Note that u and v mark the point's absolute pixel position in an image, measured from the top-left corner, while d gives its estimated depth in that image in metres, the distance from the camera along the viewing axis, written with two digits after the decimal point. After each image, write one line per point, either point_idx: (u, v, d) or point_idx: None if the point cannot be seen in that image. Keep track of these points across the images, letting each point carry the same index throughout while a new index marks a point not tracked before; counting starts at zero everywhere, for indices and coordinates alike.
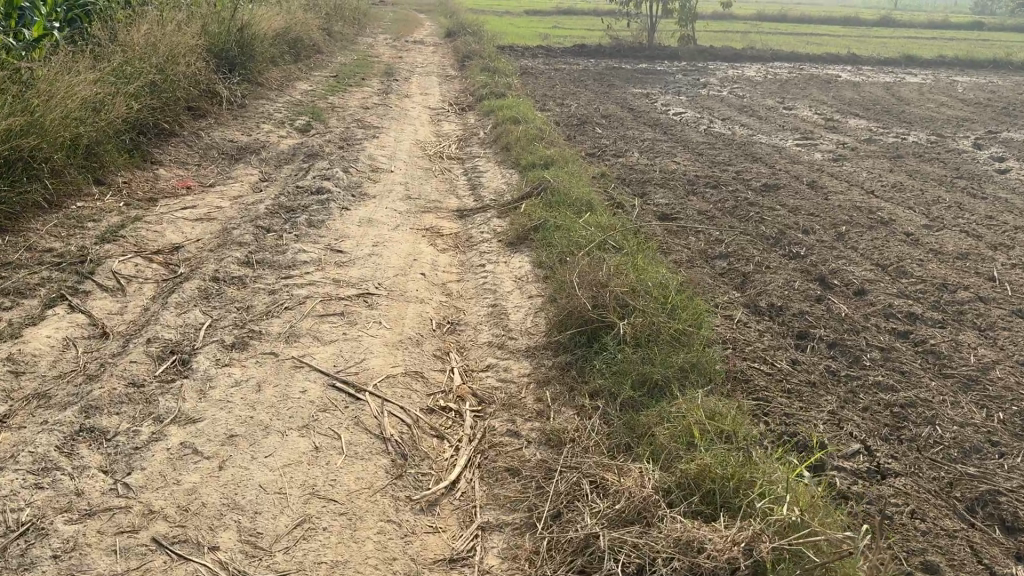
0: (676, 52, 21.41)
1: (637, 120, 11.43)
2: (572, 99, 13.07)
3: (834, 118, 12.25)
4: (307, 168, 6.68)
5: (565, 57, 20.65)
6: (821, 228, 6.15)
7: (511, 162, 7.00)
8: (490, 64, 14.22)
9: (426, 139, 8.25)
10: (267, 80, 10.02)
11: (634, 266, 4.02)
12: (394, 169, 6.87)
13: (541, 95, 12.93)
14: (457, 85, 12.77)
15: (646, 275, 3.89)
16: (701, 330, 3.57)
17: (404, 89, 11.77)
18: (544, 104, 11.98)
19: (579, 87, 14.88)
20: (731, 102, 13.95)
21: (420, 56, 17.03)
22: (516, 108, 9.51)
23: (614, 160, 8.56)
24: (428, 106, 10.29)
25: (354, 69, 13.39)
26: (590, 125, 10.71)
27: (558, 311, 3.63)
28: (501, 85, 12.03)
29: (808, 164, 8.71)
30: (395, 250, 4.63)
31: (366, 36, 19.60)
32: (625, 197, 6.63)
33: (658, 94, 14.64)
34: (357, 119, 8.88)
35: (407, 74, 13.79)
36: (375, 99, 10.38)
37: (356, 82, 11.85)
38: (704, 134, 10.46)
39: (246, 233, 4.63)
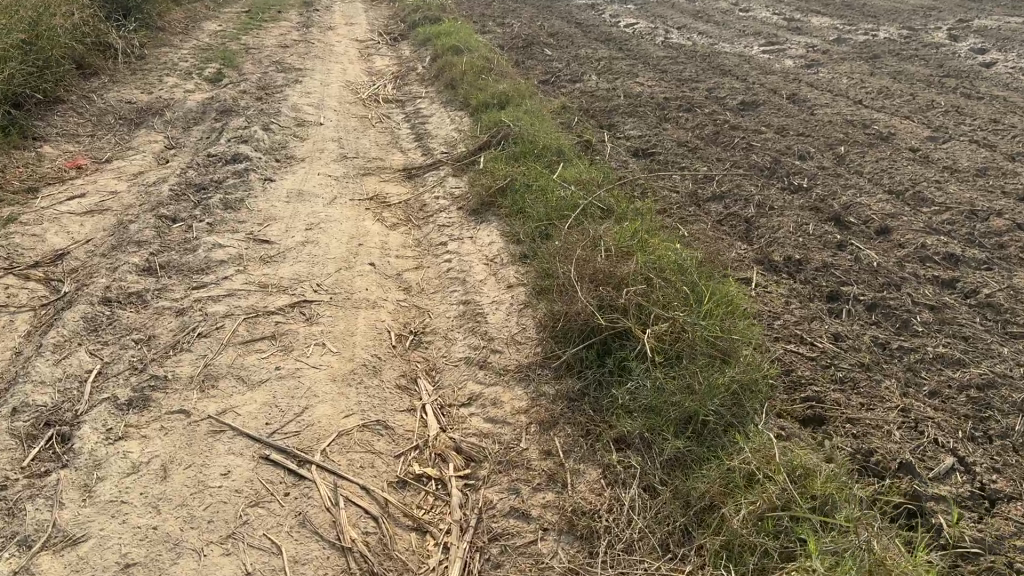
0: None
1: (587, 36, 10.48)
2: (513, 17, 12.01)
3: (795, 17, 11.42)
4: (221, 129, 5.72)
5: None
6: (818, 152, 5.44)
7: (458, 101, 6.11)
8: None
9: (358, 79, 7.26)
10: (168, 23, 8.83)
11: (634, 240, 3.28)
12: (324, 121, 5.95)
13: (478, 15, 11.85)
14: (385, 10, 11.60)
15: (656, 254, 3.18)
16: (733, 323, 2.87)
17: (328, 20, 10.61)
18: (483, 25, 10.92)
19: (518, 3, 13.76)
20: (682, 7, 12.99)
21: None
22: (454, 33, 8.49)
23: (571, 86, 7.69)
24: (355, 39, 9.22)
25: (269, 0, 12.09)
26: (537, 46, 9.75)
27: (558, 320, 2.95)
28: (433, 7, 10.92)
29: (781, 73, 7.95)
30: (333, 234, 3.79)
31: None
32: (593, 134, 5.82)
33: (604, 4, 13.59)
34: (277, 61, 7.83)
35: (329, 1, 12.53)
36: (295, 35, 9.25)
37: (272, 16, 10.64)
38: (662, 47, 9.59)
39: (146, 228, 3.75)
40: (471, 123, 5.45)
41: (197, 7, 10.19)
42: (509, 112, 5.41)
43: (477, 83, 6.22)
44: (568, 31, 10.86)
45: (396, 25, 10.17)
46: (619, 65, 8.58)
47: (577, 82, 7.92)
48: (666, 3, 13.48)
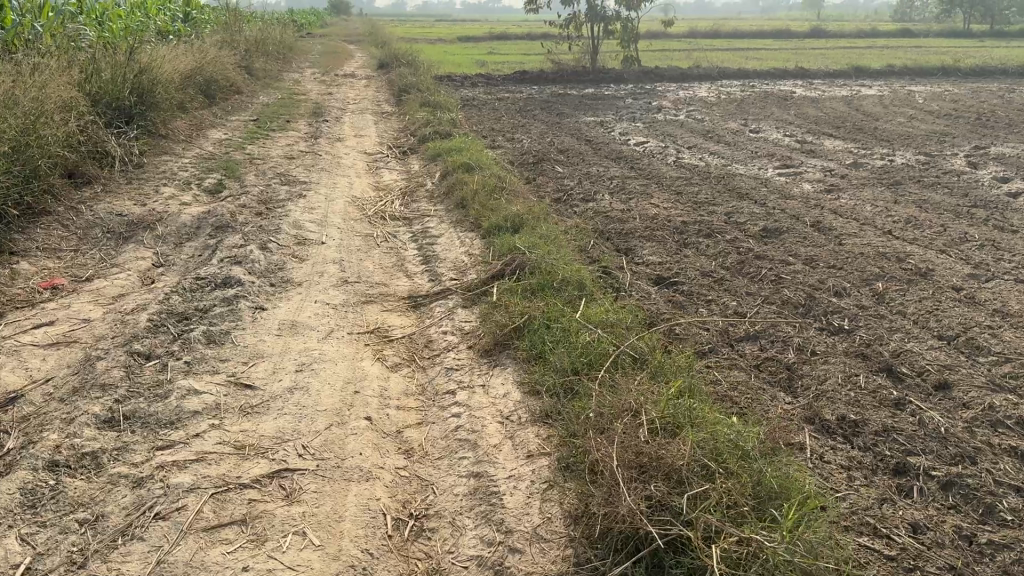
0: (622, 75, 20.53)
1: (598, 153, 10.33)
2: (522, 132, 11.95)
3: (807, 139, 11.34)
4: (215, 246, 5.37)
5: (507, 85, 19.61)
6: (854, 288, 5.07)
7: (467, 221, 5.79)
8: (429, 98, 13.04)
9: (363, 194, 6.98)
10: (172, 132, 8.69)
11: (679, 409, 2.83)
12: (325, 239, 5.61)
13: (486, 130, 11.78)
14: (394, 123, 11.54)
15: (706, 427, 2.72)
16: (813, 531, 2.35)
17: (335, 132, 10.51)
18: (492, 140, 10.81)
19: (527, 118, 13.78)
20: (691, 125, 12.99)
21: (351, 91, 15.78)
22: (465, 149, 8.28)
23: (584, 205, 7.42)
24: (363, 152, 9.04)
25: (279, 110, 12.08)
26: (547, 163, 9.57)
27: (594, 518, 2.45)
28: (443, 121, 10.84)
29: (801, 199, 7.68)
30: (326, 376, 3.34)
31: (292, 73, 18.27)
32: (611, 261, 5.47)
33: (613, 121, 13.61)
34: (280, 172, 7.58)
35: (339, 112, 12.53)
36: (301, 146, 9.09)
37: (280, 126, 10.54)
38: (675, 167, 9.40)
39: (114, 368, 3.32)
40: (482, 246, 5.10)
41: (204, 116, 10.11)
42: (523, 235, 5.06)
43: (489, 202, 5.92)
44: (579, 147, 10.75)
45: (405, 138, 10.03)
46: (632, 185, 8.35)
47: (590, 201, 7.65)
48: (675, 121, 13.50)
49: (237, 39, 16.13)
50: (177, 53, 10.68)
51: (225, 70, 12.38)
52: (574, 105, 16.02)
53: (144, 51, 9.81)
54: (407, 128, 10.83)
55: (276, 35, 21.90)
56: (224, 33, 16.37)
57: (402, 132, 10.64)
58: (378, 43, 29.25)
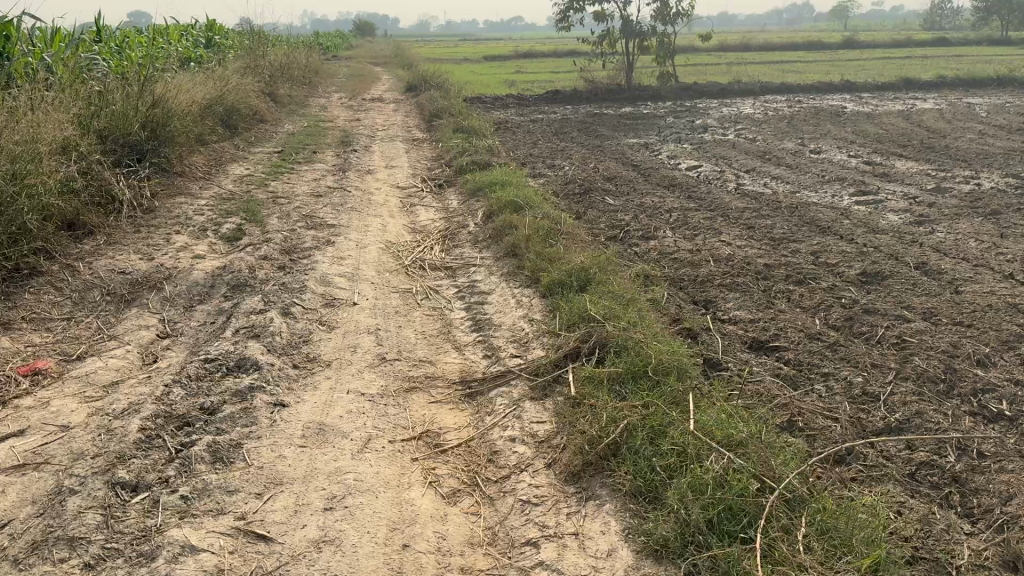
0: (659, 91, 19.70)
1: (649, 181, 9.49)
2: (562, 158, 11.15)
3: (874, 160, 10.44)
4: (230, 309, 4.60)
5: (539, 106, 18.88)
6: (996, 355, 4.20)
7: (520, 272, 4.97)
8: (461, 122, 12.30)
9: (398, 237, 6.19)
10: (189, 168, 7.99)
11: None
12: (358, 297, 4.84)
13: (522, 156, 11.00)
14: (426, 151, 10.79)
15: None
16: None
17: (364, 162, 9.78)
18: (533, 168, 10.02)
19: (565, 142, 12.98)
20: (743, 146, 12.13)
21: (379, 117, 15.09)
22: (508, 182, 7.48)
23: (646, 244, 6.58)
24: (394, 186, 8.28)
25: (303, 139, 11.38)
26: (596, 192, 8.75)
27: None
28: (479, 148, 10.08)
29: (891, 234, 6.79)
30: (364, 518, 2.53)
31: (317, 98, 17.66)
32: (693, 322, 4.62)
33: (657, 142, 12.79)
34: (305, 213, 6.83)
35: (368, 140, 11.83)
36: (328, 180, 8.36)
37: (306, 158, 9.83)
38: (737, 196, 8.53)
39: (88, 509, 2.54)
40: (544, 310, 4.27)
41: (224, 149, 9.42)
42: (593, 296, 4.23)
43: (545, 249, 5.10)
44: (627, 173, 9.93)
45: (439, 168, 9.27)
46: (695, 218, 7.49)
47: (651, 238, 6.81)
48: (725, 142, 12.64)
49: (260, 64, 15.53)
50: (196, 81, 10.03)
51: (246, 97, 11.72)
52: (612, 125, 15.21)
53: (161, 80, 9.17)
54: (441, 156, 10.07)
55: (301, 58, 21.34)
56: (247, 59, 15.78)
57: (436, 161, 9.88)
58: (404, 64, 28.74)
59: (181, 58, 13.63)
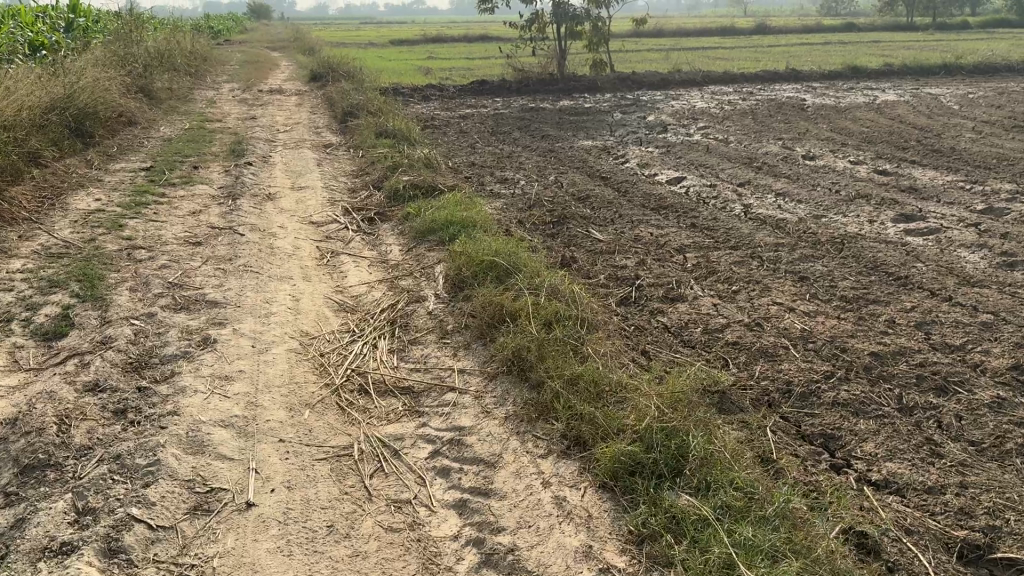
0: (595, 82, 17.82)
1: (632, 200, 7.54)
2: (512, 170, 9.09)
3: (885, 167, 8.81)
4: (5, 534, 2.39)
5: (465, 98, 16.73)
6: None
7: (541, 417, 2.92)
8: (383, 122, 10.09)
9: (320, 322, 4.03)
10: (6, 205, 5.58)
11: None
12: (256, 478, 2.70)
13: (463, 168, 8.90)
14: (343, 162, 8.56)
15: None
16: None
17: (264, 182, 7.50)
18: (482, 185, 7.95)
19: (508, 146, 10.93)
20: (719, 148, 10.35)
21: (279, 114, 12.67)
22: (470, 219, 5.38)
23: (677, 315, 4.63)
24: (306, 221, 6.07)
25: (182, 149, 8.94)
26: (573, 220, 6.76)
27: None
28: (413, 160, 7.94)
29: (992, 285, 5.05)
30: None
31: (203, 92, 15.01)
32: (853, 515, 2.69)
33: (617, 145, 10.89)
34: (173, 279, 4.57)
35: (267, 147, 9.49)
36: (212, 215, 6.08)
37: (184, 177, 7.47)
38: (754, 222, 6.68)
39: None
40: (620, 548, 2.27)
41: (70, 171, 6.98)
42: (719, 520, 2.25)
43: (577, 369, 3.06)
44: (600, 190, 7.98)
45: (364, 191, 7.11)
46: (722, 262, 5.56)
47: (680, 302, 4.85)
48: (695, 142, 10.84)
49: (130, 52, 12.85)
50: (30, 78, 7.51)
51: (106, 96, 9.20)
52: (555, 123, 13.22)
53: None
54: (365, 172, 7.88)
55: (184, 44, 18.49)
56: (112, 47, 13.04)
57: (357, 179, 7.67)
58: (306, 50, 25.99)
59: (24, 44, 10.90)
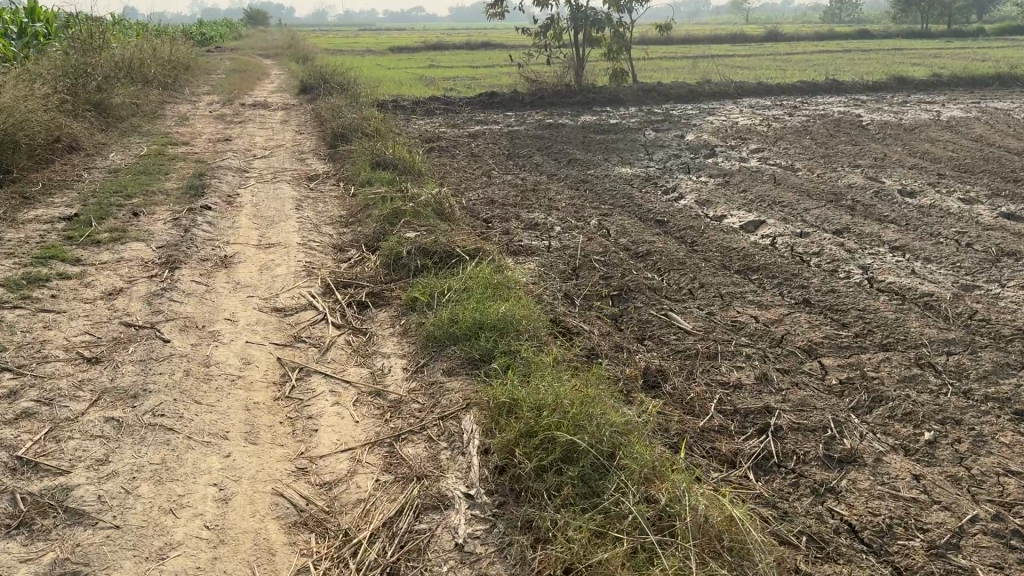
0: (617, 94, 16.02)
1: (707, 257, 5.72)
2: (541, 210, 7.28)
3: (1011, 209, 7.01)
4: None
5: (472, 113, 14.94)
6: None
7: None
8: (380, 147, 8.28)
9: (260, 567, 2.23)
10: None
11: None
12: None
13: (479, 211, 7.11)
14: (328, 202, 6.76)
15: None
16: None
17: (222, 237, 5.69)
18: (508, 238, 6.13)
19: (531, 175, 9.13)
20: (788, 177, 8.55)
21: (259, 134, 10.87)
22: (510, 315, 3.56)
23: (865, 504, 2.83)
24: (268, 308, 4.26)
25: (128, 185, 7.12)
26: (640, 293, 4.94)
27: None
28: (419, 203, 6.14)
29: None
30: None
31: (175, 107, 13.17)
32: None
33: (661, 173, 9.09)
34: (27, 445, 2.77)
35: (236, 181, 7.69)
36: (133, 300, 4.27)
37: (116, 229, 5.66)
38: (890, 298, 4.87)
39: None
40: None
41: None
42: None
43: None
44: (660, 240, 6.17)
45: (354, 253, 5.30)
46: (883, 379, 3.76)
47: (854, 470, 3.05)
48: (756, 169, 9.04)
49: (85, 63, 11.03)
50: None
51: (34, 119, 7.39)
52: (579, 144, 11.41)
53: None
54: (357, 221, 6.07)
55: (161, 51, 16.68)
56: (63, 57, 11.21)
57: (345, 233, 5.86)
58: (298, 58, 24.21)
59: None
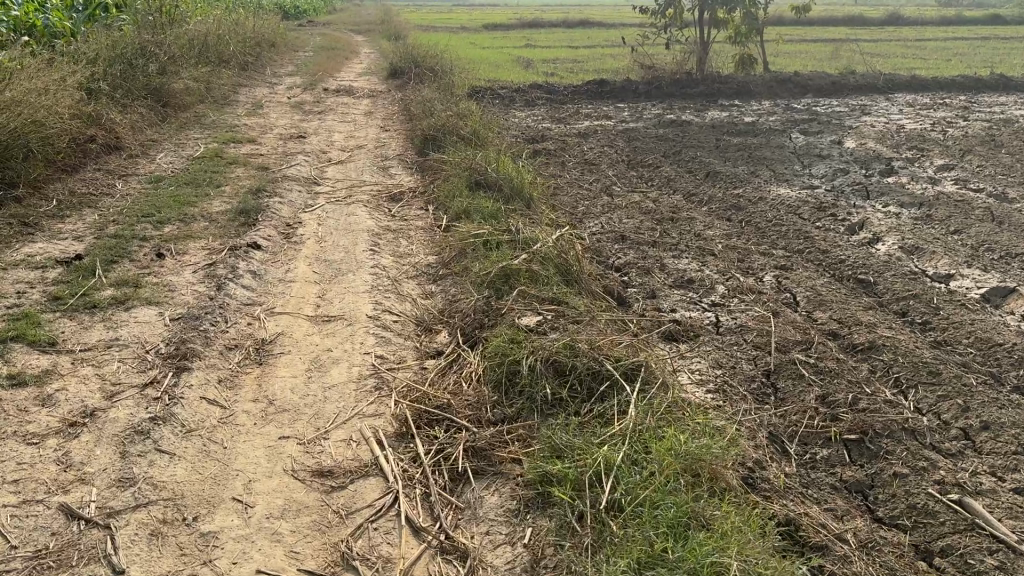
0: (747, 84, 13.93)
1: (962, 360, 3.87)
2: (691, 253, 5.51)
3: None
4: None
5: (581, 104, 13.15)
6: None
7: None
8: (481, 157, 6.61)
9: None
10: None
11: None
12: None
13: (609, 254, 5.38)
14: (413, 243, 5.15)
15: None
16: None
17: (266, 300, 4.12)
18: (657, 309, 4.39)
19: (665, 194, 7.34)
20: (1010, 211, 6.52)
21: (339, 128, 9.37)
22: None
23: None
24: (307, 465, 2.63)
25: (165, 204, 5.68)
26: (889, 438, 3.14)
27: None
28: (536, 255, 4.45)
29: None
30: None
31: (251, 91, 11.82)
32: None
33: (832, 197, 7.17)
34: None
35: (301, 199, 6.16)
36: (100, 439, 2.73)
37: (124, 282, 4.17)
38: None
39: None
40: None
41: None
42: None
43: None
44: (879, 320, 4.33)
45: (446, 342, 3.63)
46: None
47: None
48: (960, 196, 7.02)
49: (148, 41, 9.72)
50: None
51: (58, 118, 6.02)
52: (715, 149, 9.52)
53: None
54: (450, 282, 4.42)
55: (243, 27, 15.42)
56: (127, 33, 9.93)
57: (433, 301, 4.22)
58: (389, 35, 22.76)
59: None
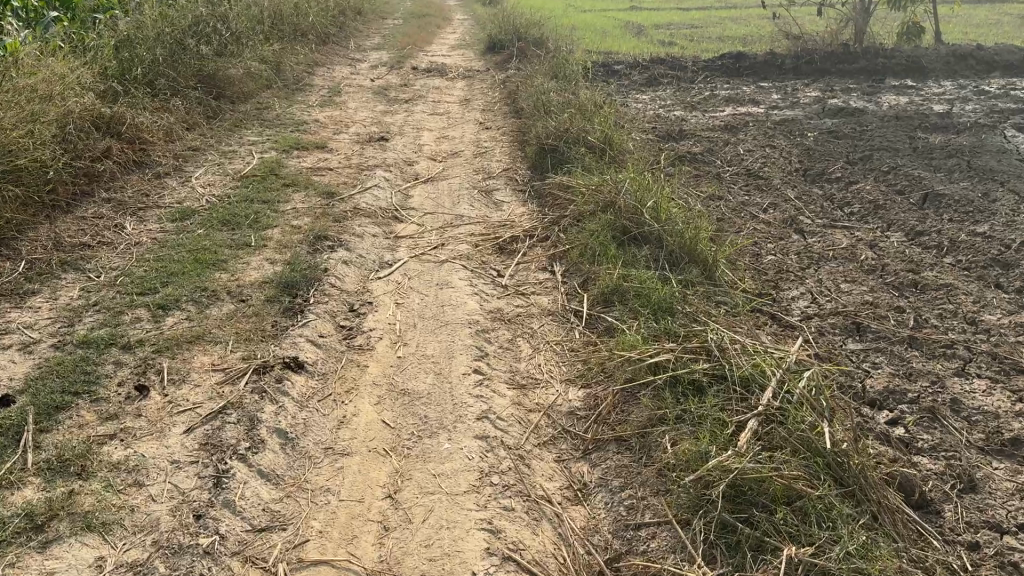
0: (918, 58, 11.41)
1: None
2: (981, 369, 3.48)
3: None
4: None
5: (715, 83, 10.90)
6: None
7: None
8: (630, 183, 4.65)
9: None
10: None
11: None
12: None
13: (853, 374, 3.40)
14: (543, 355, 3.26)
15: None
16: None
17: (294, 516, 2.33)
18: (1000, 543, 2.45)
19: (880, 235, 5.24)
20: None
21: (428, 124, 7.50)
22: None
23: None
24: None
25: (180, 265, 3.94)
26: None
27: None
28: (774, 426, 2.47)
29: None
30: None
31: (327, 70, 10.04)
32: None
33: None
34: None
35: (375, 252, 4.36)
36: None
37: (62, 465, 2.42)
38: None
39: None
40: None
41: None
42: None
43: None
44: None
45: None
46: None
47: None
48: None
49: (204, 16, 8.00)
50: None
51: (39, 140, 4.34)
52: (913, 154, 7.30)
53: None
54: (618, 466, 2.52)
55: None
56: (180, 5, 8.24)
57: (588, 521, 2.35)
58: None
59: None
